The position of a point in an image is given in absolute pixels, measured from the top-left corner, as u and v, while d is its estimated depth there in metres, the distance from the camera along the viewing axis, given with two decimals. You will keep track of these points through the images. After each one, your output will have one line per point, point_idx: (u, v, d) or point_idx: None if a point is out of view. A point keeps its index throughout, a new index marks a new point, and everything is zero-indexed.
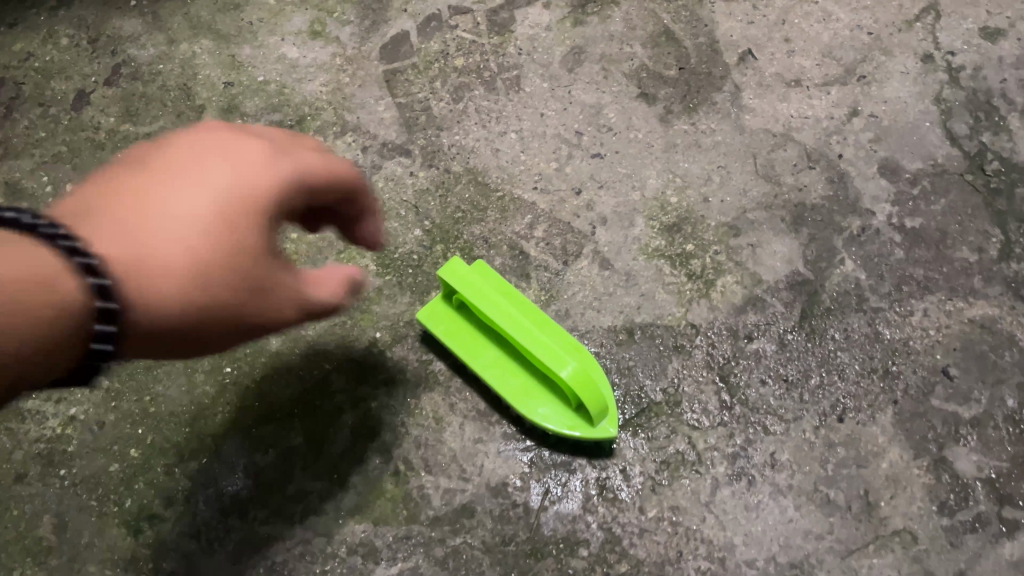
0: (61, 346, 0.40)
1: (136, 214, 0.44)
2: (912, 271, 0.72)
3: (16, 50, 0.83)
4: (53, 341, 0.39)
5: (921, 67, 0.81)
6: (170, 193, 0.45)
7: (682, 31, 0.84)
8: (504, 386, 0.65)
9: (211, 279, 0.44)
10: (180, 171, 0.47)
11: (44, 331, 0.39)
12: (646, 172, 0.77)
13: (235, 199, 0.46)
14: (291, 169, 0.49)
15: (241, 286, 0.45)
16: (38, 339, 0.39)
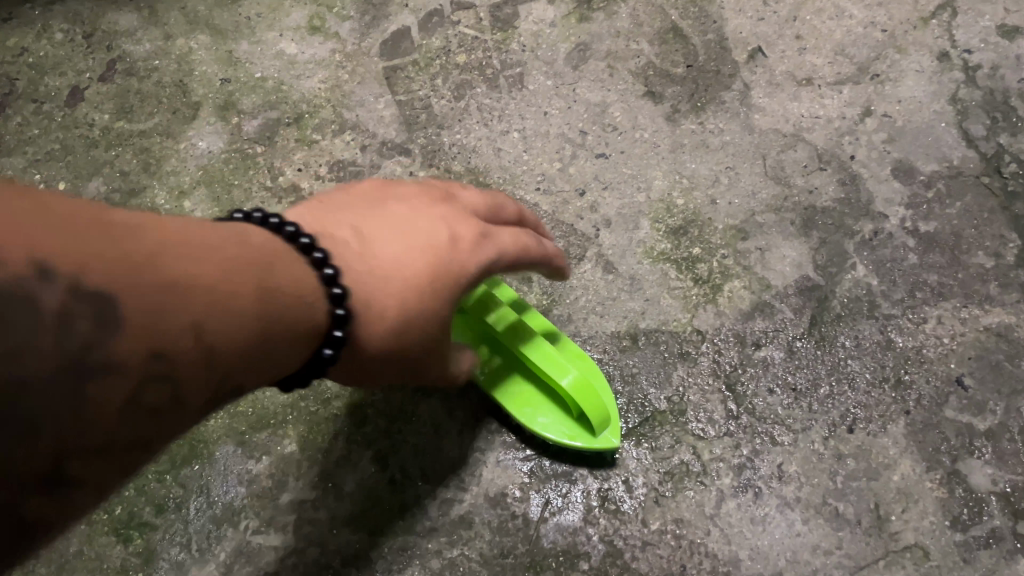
0: (227, 337, 0.37)
1: (362, 241, 0.47)
2: (927, 277, 0.70)
3: (11, 44, 0.82)
4: (219, 328, 0.36)
5: (936, 65, 0.79)
6: (419, 232, 0.49)
7: (690, 28, 0.81)
8: (503, 395, 0.64)
9: (417, 334, 0.47)
10: (420, 217, 0.50)
11: (217, 319, 0.36)
12: (652, 173, 0.75)
13: (472, 262, 0.49)
14: (506, 240, 0.52)
15: (431, 340, 0.48)
16: (212, 325, 0.36)
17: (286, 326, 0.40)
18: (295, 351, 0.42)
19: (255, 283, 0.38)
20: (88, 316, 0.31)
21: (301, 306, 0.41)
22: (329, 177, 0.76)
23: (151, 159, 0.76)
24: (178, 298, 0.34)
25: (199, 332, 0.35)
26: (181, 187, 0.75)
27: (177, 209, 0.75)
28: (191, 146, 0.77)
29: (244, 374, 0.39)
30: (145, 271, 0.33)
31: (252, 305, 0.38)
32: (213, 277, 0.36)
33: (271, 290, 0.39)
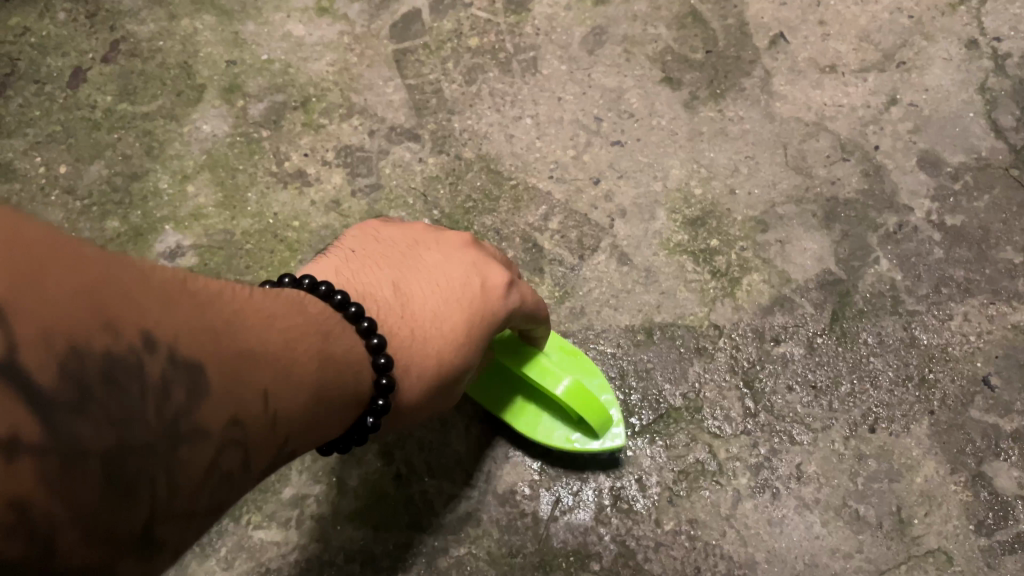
0: (292, 402, 0.37)
1: (395, 303, 0.50)
2: (952, 272, 0.68)
3: (12, 24, 0.79)
4: (284, 392, 0.36)
5: (965, 53, 0.76)
6: (450, 290, 0.51)
7: (710, 13, 0.79)
8: (498, 406, 0.62)
9: (445, 382, 0.49)
10: (454, 269, 0.52)
11: (283, 383, 0.36)
12: (669, 162, 0.73)
13: (500, 317, 0.51)
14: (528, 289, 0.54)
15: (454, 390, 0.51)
16: (279, 390, 0.36)
17: (338, 393, 0.42)
18: (343, 415, 0.43)
19: (310, 350, 0.40)
20: (185, 383, 0.31)
21: (348, 371, 0.43)
22: (336, 162, 0.74)
23: (154, 142, 0.75)
24: (252, 365, 0.35)
25: (270, 399, 0.35)
26: (185, 172, 0.74)
27: (180, 194, 0.73)
28: (195, 130, 0.75)
29: (303, 436, 0.39)
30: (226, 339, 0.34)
31: (309, 373, 0.39)
32: (274, 344, 0.37)
33: (325, 359, 0.41)
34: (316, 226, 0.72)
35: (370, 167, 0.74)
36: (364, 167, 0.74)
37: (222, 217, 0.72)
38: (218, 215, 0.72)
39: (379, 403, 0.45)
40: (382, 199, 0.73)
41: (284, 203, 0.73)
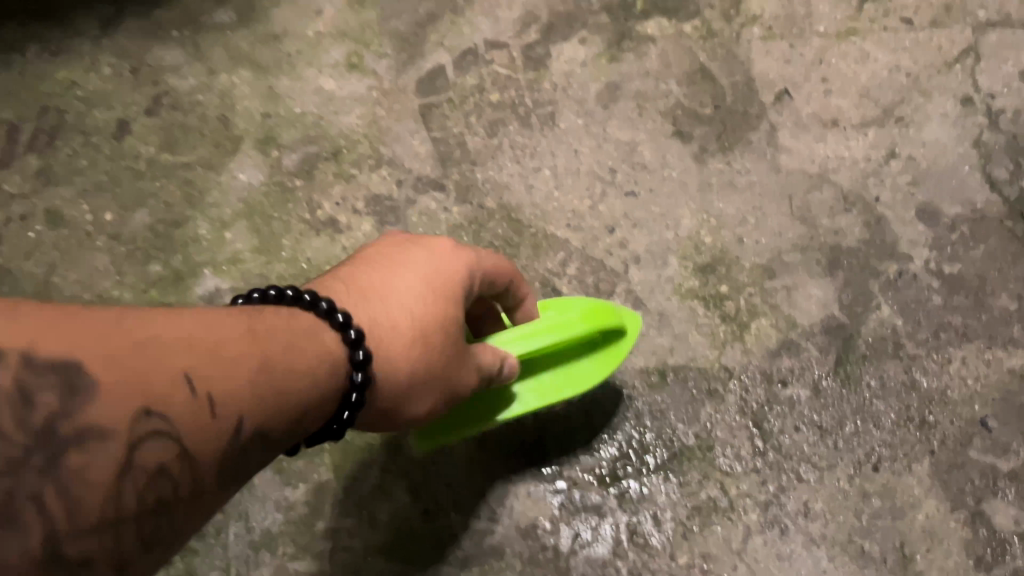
0: (224, 381, 0.38)
1: (346, 281, 0.51)
2: (951, 318, 0.72)
3: (60, 77, 0.84)
4: (211, 373, 0.38)
5: (960, 110, 0.81)
6: (397, 264, 0.53)
7: (718, 70, 0.83)
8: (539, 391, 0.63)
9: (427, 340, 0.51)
10: (399, 253, 0.55)
11: (203, 363, 0.38)
12: (680, 212, 0.77)
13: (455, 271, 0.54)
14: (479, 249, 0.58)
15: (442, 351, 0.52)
16: (200, 367, 0.37)
17: (293, 364, 0.42)
18: (312, 387, 0.43)
19: (240, 331, 0.41)
20: (61, 380, 0.34)
21: (297, 343, 0.43)
22: (365, 211, 0.78)
23: (194, 191, 0.79)
24: (155, 350, 0.37)
25: (189, 378, 0.37)
26: (223, 220, 0.78)
27: (218, 240, 0.78)
28: (233, 179, 0.80)
29: (262, 416, 0.40)
30: (116, 332, 0.36)
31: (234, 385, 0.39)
32: (188, 328, 0.38)
33: (265, 364, 0.41)
34: None
35: (398, 216, 0.78)
36: (392, 215, 0.78)
37: (258, 261, 0.77)
38: (254, 259, 0.77)
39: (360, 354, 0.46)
40: None
41: (317, 249, 0.77)
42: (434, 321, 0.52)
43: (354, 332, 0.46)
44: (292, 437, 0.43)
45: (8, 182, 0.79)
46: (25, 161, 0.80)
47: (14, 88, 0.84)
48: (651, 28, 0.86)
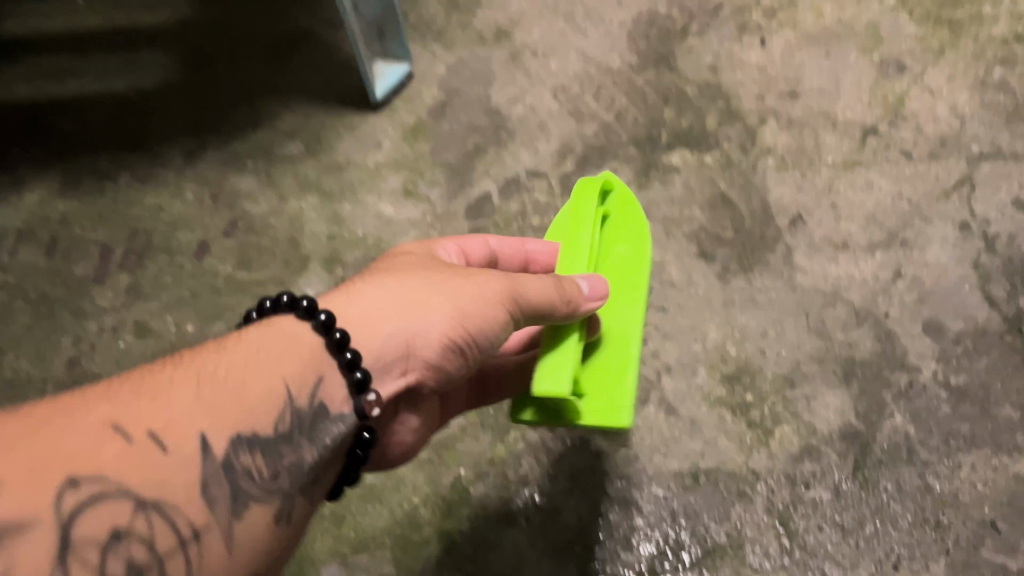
0: (160, 411, 0.42)
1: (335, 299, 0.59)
2: (959, 426, 0.78)
3: (148, 203, 0.95)
4: (144, 411, 0.42)
5: (959, 234, 0.89)
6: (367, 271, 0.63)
7: (737, 197, 0.93)
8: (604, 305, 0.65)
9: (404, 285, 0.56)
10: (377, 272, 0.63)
11: (131, 403, 0.42)
12: (707, 325, 0.85)
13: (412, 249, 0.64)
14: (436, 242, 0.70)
15: (423, 287, 0.56)
16: (126, 411, 0.41)
17: (242, 372, 0.46)
18: (269, 384, 0.47)
19: (165, 366, 0.45)
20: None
21: (237, 347, 0.48)
22: None
23: None
24: (95, 413, 0.41)
25: (118, 424, 0.41)
26: None
27: None
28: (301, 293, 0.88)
29: (221, 425, 0.44)
30: (30, 412, 0.40)
31: (185, 412, 0.43)
32: (124, 391, 0.43)
33: (215, 387, 0.45)
34: None
35: None
36: None
37: None
38: None
39: (304, 303, 0.51)
40: None
41: None
42: (409, 272, 0.58)
43: (297, 297, 0.51)
44: (287, 436, 0.47)
45: (102, 296, 0.89)
46: (117, 278, 0.90)
47: (108, 212, 0.95)
48: (675, 159, 0.96)
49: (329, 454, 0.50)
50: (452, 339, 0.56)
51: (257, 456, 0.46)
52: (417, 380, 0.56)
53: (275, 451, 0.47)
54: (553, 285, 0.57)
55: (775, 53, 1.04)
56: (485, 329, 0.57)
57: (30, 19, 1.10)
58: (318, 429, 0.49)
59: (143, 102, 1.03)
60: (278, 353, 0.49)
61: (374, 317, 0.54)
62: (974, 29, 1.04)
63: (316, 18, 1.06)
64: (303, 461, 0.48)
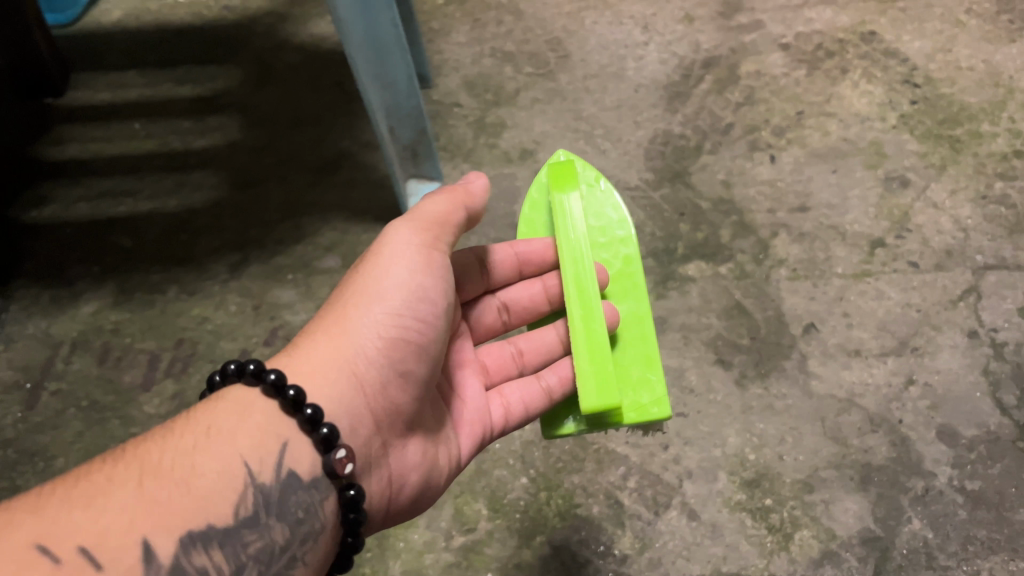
0: (99, 512, 0.44)
1: None
2: (976, 531, 0.81)
3: (194, 313, 1.01)
4: (80, 525, 0.43)
5: (968, 341, 0.93)
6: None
7: (752, 305, 0.97)
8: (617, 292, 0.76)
9: (316, 333, 0.61)
10: None
11: (65, 514, 0.43)
12: (726, 431, 0.88)
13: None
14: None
15: (332, 323, 0.61)
16: (55, 528, 0.43)
17: (190, 462, 0.49)
18: (219, 470, 0.50)
19: (107, 469, 0.47)
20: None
21: (186, 436, 0.51)
22: None
23: None
24: (26, 522, 0.42)
25: (44, 544, 0.42)
26: None
27: None
28: None
29: (167, 524, 0.46)
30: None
31: (125, 508, 0.45)
32: (59, 495, 0.44)
33: (157, 478, 0.47)
34: None
35: None
36: None
37: None
38: None
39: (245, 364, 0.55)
40: (487, 459, 0.87)
41: None
42: (320, 319, 0.63)
43: (243, 362, 0.55)
44: (250, 520, 0.50)
45: (149, 403, 0.95)
46: (163, 386, 0.96)
47: (157, 322, 1.01)
48: (691, 270, 1.01)
49: (306, 522, 0.53)
50: (393, 337, 0.62)
51: (215, 552, 0.47)
52: (389, 395, 0.61)
53: (238, 537, 0.49)
54: (447, 205, 0.67)
55: (785, 169, 1.10)
56: (421, 305, 0.63)
57: (90, 144, 1.19)
58: (287, 502, 0.52)
59: (194, 220, 1.11)
60: (227, 428, 0.52)
61: (315, 359, 0.59)
62: (973, 145, 1.11)
63: (355, 140, 1.16)
64: (275, 542, 0.51)
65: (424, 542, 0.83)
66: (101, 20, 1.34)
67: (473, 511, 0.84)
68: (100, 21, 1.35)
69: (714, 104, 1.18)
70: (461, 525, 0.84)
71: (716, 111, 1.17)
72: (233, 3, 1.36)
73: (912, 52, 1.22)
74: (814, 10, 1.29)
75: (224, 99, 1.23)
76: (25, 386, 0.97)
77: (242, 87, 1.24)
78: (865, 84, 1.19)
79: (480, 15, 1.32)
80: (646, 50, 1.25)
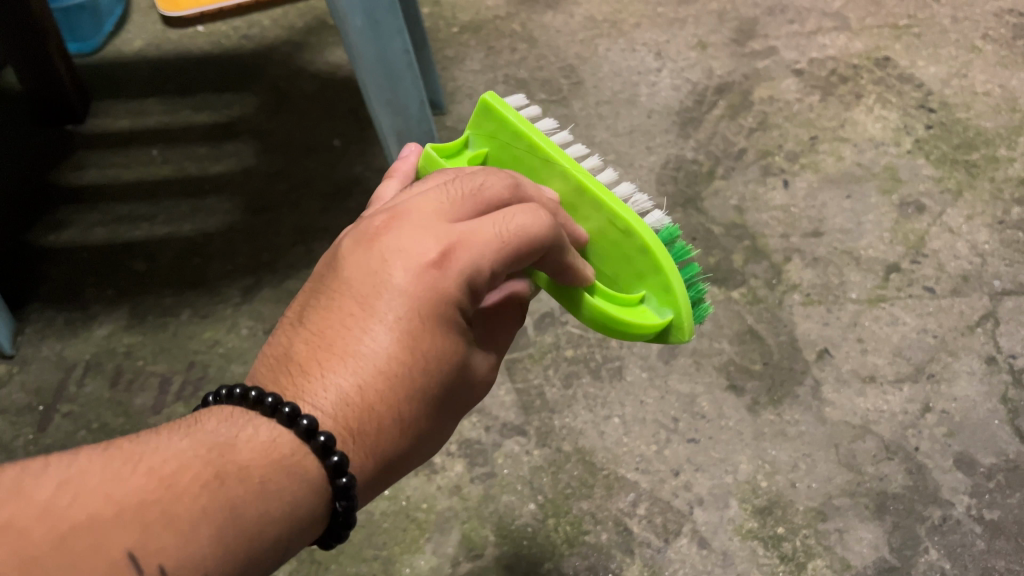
0: (182, 545, 0.35)
1: (354, 355, 0.43)
2: (995, 562, 0.79)
3: (206, 336, 1.02)
4: (164, 550, 0.35)
5: (985, 367, 0.91)
6: (357, 298, 0.44)
7: (764, 330, 0.96)
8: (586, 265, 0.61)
9: (412, 438, 0.45)
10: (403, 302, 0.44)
11: (159, 535, 0.35)
12: (738, 457, 0.86)
13: (437, 289, 0.44)
14: (463, 206, 0.48)
15: (425, 433, 0.46)
16: (145, 541, 0.34)
17: (269, 522, 0.39)
18: (279, 540, 0.39)
19: (202, 485, 0.37)
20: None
21: (272, 481, 0.40)
22: (458, 452, 0.89)
23: None
24: (112, 516, 0.35)
25: (137, 556, 0.34)
26: None
27: None
28: None
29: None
30: (47, 528, 0.33)
31: (203, 551, 0.36)
32: (150, 497, 0.36)
33: (238, 526, 0.37)
34: (441, 508, 0.86)
35: (486, 457, 0.89)
36: (481, 457, 0.89)
37: None
38: None
39: (335, 459, 0.41)
40: (496, 485, 0.87)
41: (415, 487, 0.87)
42: (431, 403, 0.46)
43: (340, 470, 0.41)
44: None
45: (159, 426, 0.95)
46: (174, 409, 0.96)
47: (169, 346, 1.02)
48: None
49: None
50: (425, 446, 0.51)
51: None
52: None
53: None
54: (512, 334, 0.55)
55: (798, 194, 1.09)
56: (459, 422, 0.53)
57: (108, 170, 1.21)
58: None
59: (207, 245, 1.12)
60: (300, 502, 0.40)
61: (387, 470, 0.45)
62: (990, 170, 1.10)
63: (368, 166, 1.17)
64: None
65: (431, 568, 0.82)
66: (122, 49, 1.37)
67: (481, 536, 0.84)
68: (121, 49, 1.37)
69: (727, 129, 1.18)
70: (467, 550, 0.83)
71: (728, 136, 1.17)
72: (251, 32, 1.38)
73: (927, 78, 1.22)
74: (827, 36, 1.29)
75: (240, 126, 1.25)
76: (38, 408, 0.97)
77: (259, 114, 1.26)
78: (880, 109, 1.18)
79: (494, 43, 1.33)
80: (659, 76, 1.26)
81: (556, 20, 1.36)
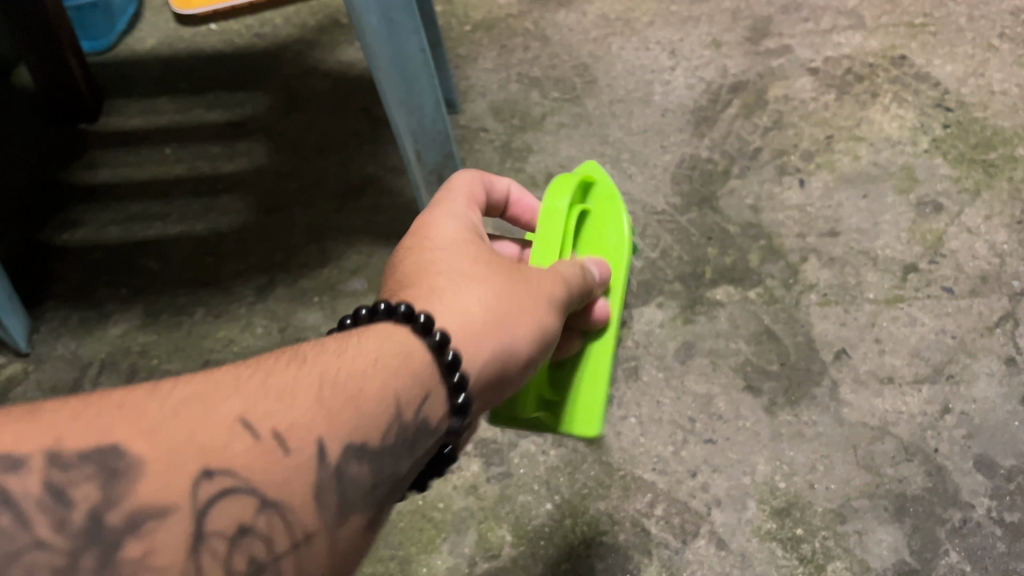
0: (285, 412, 0.41)
1: (408, 268, 0.57)
2: (1016, 564, 0.79)
3: (221, 335, 1.02)
4: (272, 411, 0.41)
5: (1005, 368, 0.91)
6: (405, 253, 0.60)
7: (781, 331, 0.95)
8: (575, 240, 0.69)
9: (483, 293, 0.54)
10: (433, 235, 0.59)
11: (257, 400, 0.41)
12: (755, 458, 0.86)
13: (460, 225, 0.60)
14: None
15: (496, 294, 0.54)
16: (253, 406, 0.41)
17: (362, 383, 0.45)
18: (382, 393, 0.46)
19: (289, 364, 0.44)
20: (100, 468, 0.36)
21: (350, 350, 0.46)
22: (474, 452, 0.89)
23: None
24: (215, 395, 0.41)
25: (248, 419, 0.40)
26: None
27: None
28: None
29: (344, 432, 0.43)
30: (157, 404, 0.39)
31: (308, 403, 0.42)
32: (245, 378, 0.42)
33: (335, 388, 0.44)
34: (457, 508, 0.85)
35: (502, 457, 0.88)
36: (497, 457, 0.88)
37: None
38: None
39: (403, 307, 0.49)
40: (512, 485, 0.86)
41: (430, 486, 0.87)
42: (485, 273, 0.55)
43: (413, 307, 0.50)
44: (396, 447, 0.46)
45: None
46: None
47: (184, 344, 1.02)
48: (720, 294, 0.99)
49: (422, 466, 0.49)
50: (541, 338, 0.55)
51: (368, 466, 0.44)
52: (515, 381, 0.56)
53: (383, 465, 0.45)
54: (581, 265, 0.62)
55: (814, 194, 1.09)
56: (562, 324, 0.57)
57: (122, 168, 1.21)
58: (419, 443, 0.47)
59: (221, 243, 1.11)
60: (389, 349, 0.48)
61: (475, 315, 0.53)
62: (1008, 169, 1.09)
63: (381, 164, 1.17)
64: (398, 475, 0.46)
65: (447, 568, 0.82)
66: (135, 47, 1.37)
67: (497, 537, 0.83)
68: (134, 47, 1.37)
69: (742, 128, 1.17)
70: (484, 551, 0.82)
71: (743, 135, 1.16)
72: (264, 30, 1.38)
73: (943, 76, 1.21)
74: (842, 34, 1.28)
75: (252, 125, 1.25)
76: None
77: (271, 113, 1.26)
78: (895, 108, 1.18)
79: (507, 41, 1.33)
80: (673, 75, 1.25)
81: (569, 19, 1.36)
